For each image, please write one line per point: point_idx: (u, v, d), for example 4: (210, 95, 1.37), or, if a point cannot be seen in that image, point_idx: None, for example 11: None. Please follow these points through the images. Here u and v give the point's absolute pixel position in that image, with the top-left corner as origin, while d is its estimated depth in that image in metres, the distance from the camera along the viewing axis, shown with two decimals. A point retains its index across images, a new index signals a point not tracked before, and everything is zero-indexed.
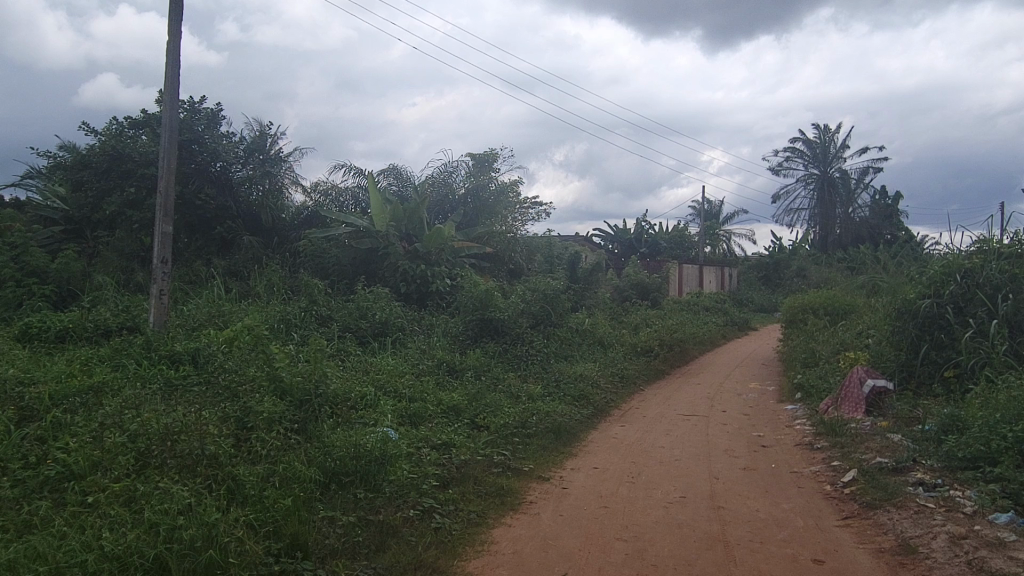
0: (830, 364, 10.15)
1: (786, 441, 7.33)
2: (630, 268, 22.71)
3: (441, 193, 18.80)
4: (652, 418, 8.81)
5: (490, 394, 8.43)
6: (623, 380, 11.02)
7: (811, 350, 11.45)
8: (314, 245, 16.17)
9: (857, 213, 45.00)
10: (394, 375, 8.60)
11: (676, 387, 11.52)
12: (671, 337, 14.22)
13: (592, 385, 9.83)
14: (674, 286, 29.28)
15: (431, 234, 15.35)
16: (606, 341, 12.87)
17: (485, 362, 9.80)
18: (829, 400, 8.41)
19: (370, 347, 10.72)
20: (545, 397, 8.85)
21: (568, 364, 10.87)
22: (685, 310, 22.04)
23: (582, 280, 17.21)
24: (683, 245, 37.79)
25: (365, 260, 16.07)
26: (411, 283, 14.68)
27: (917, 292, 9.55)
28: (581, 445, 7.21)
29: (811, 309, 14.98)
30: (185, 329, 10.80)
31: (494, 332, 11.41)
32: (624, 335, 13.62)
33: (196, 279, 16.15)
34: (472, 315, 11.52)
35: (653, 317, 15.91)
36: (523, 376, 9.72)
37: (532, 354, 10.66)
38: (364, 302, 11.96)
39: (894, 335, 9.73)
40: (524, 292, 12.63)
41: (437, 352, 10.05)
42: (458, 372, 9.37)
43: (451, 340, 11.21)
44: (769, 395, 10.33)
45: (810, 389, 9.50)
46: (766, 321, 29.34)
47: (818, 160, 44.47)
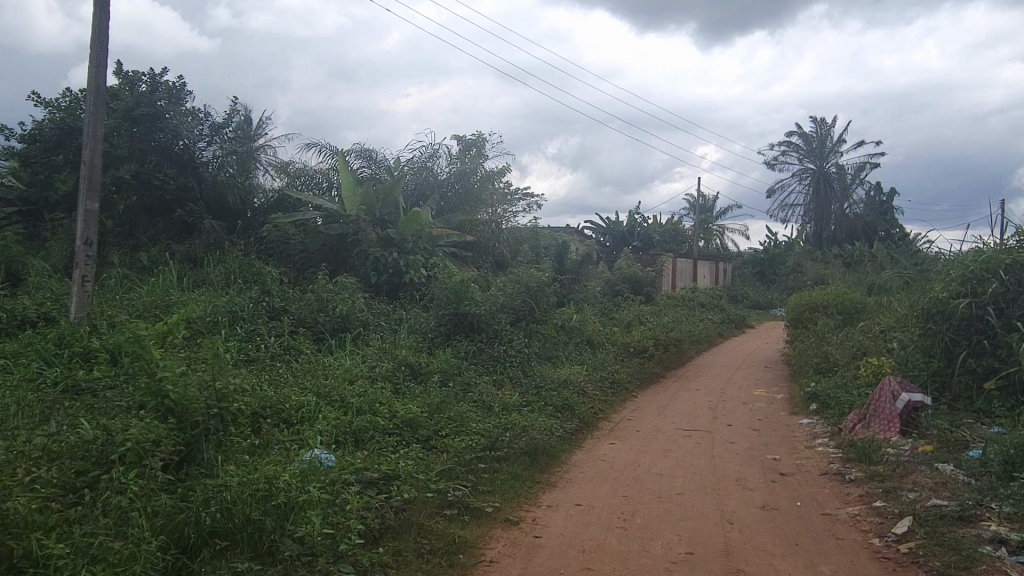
0: (849, 372, 8.93)
1: (809, 469, 6.08)
2: (622, 261, 21.48)
3: (420, 177, 17.27)
4: (646, 433, 7.54)
5: (457, 405, 7.15)
6: (614, 385, 9.77)
7: (824, 354, 10.23)
8: (280, 231, 14.83)
9: (854, 209, 43.93)
10: (346, 381, 7.30)
11: (673, 394, 10.26)
12: (666, 336, 12.98)
13: (578, 393, 8.58)
14: (668, 281, 28.10)
15: (406, 219, 13.99)
16: (595, 341, 11.64)
17: (455, 365, 8.51)
18: (855, 415, 7.16)
19: (327, 345, 9.40)
20: (522, 408, 7.59)
21: (552, 367, 9.60)
22: (680, 306, 20.84)
23: (571, 273, 15.95)
24: (677, 239, 36.62)
25: (335, 247, 14.72)
26: (383, 273, 13.38)
27: (950, 292, 8.37)
28: (561, 472, 5.93)
29: (818, 307, 13.79)
30: (115, 321, 9.47)
31: (469, 329, 10.14)
32: (616, 333, 12.38)
33: (149, 265, 14.78)
34: (445, 310, 10.24)
35: (647, 313, 14.67)
36: (500, 383, 8.43)
37: (511, 356, 9.39)
38: (325, 294, 10.64)
39: (924, 340, 8.52)
40: (504, 285, 11.37)
41: (402, 353, 8.76)
42: (423, 377, 8.09)
43: (422, 338, 9.93)
44: (778, 406, 9.11)
45: (829, 401, 8.27)
46: (762, 318, 28.23)
47: (815, 154, 43.44)
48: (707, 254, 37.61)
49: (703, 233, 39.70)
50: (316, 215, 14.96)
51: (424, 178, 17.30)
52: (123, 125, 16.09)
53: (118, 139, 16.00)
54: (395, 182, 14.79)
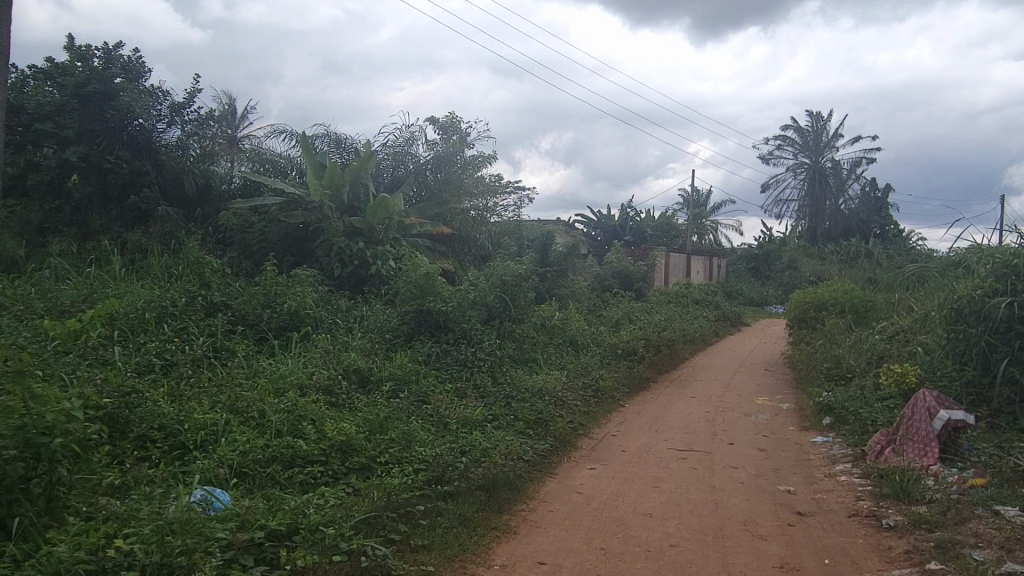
0: (868, 382, 7.77)
1: (832, 506, 4.93)
2: (611, 254, 20.31)
3: (394, 162, 16.02)
4: (633, 456, 6.36)
5: (407, 422, 5.95)
6: (597, 393, 8.58)
7: (836, 361, 9.07)
8: (237, 218, 13.57)
9: (849, 205, 42.94)
10: (275, 394, 6.09)
11: (666, 402, 9.10)
12: (658, 335, 11.80)
13: (555, 404, 7.39)
14: (660, 277, 26.96)
15: (374, 206, 12.76)
16: (579, 343, 10.45)
17: (413, 370, 7.31)
18: (881, 435, 6.00)
19: (271, 348, 8.16)
20: (487, 424, 6.39)
21: (528, 373, 8.39)
22: (673, 303, 19.68)
23: (555, 267, 14.77)
24: (670, 234, 35.51)
25: (298, 237, 13.48)
26: (347, 265, 12.12)
27: (984, 289, 7.19)
28: (525, 514, 4.75)
29: (821, 305, 12.66)
30: (23, 318, 8.20)
31: (434, 327, 8.91)
32: (604, 333, 11.18)
33: (94, 255, 13.49)
34: (408, 306, 9.02)
35: (638, 311, 13.51)
36: (465, 394, 7.23)
37: (480, 359, 8.15)
38: (274, 288, 9.39)
39: (955, 346, 7.37)
40: (476, 281, 10.18)
41: (353, 355, 7.53)
42: (373, 386, 6.89)
43: (380, 338, 8.71)
44: (786, 420, 7.95)
45: (849, 416, 7.10)
46: (759, 315, 27.12)
47: (810, 149, 42.35)
48: (701, 249, 36.52)
49: (697, 228, 38.58)
50: (277, 201, 13.69)
51: (398, 164, 16.06)
52: (70, 103, 14.77)
53: (64, 117, 14.68)
54: (363, 163, 13.52)
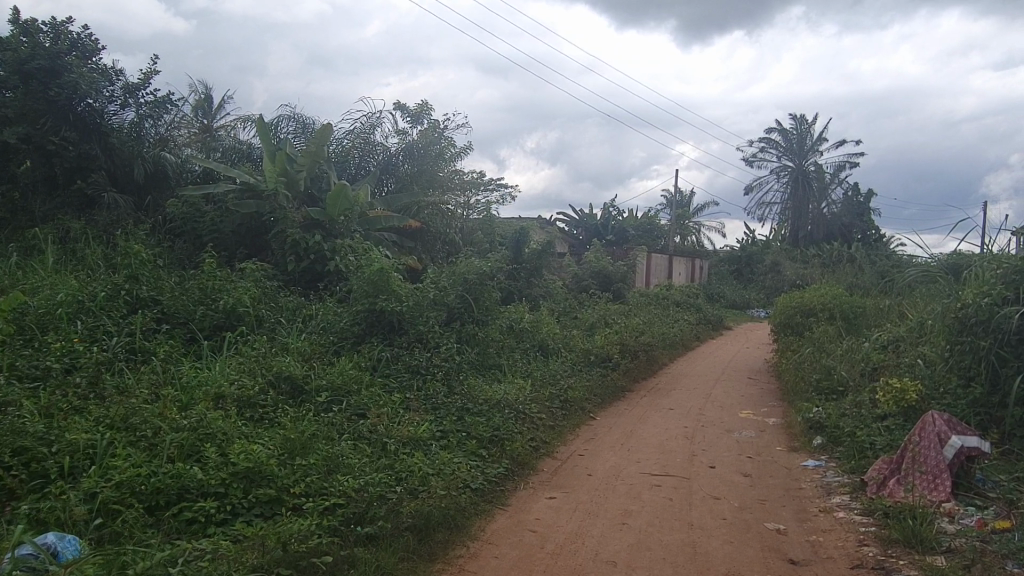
0: (863, 399, 7.03)
1: (830, 553, 4.16)
2: (590, 253, 19.54)
3: (360, 151, 15.13)
4: (599, 483, 5.57)
5: (337, 443, 5.11)
6: (566, 405, 7.76)
7: (827, 373, 8.33)
8: (188, 207, 12.59)
9: (831, 209, 42.62)
10: (184, 408, 5.21)
11: (641, 415, 8.33)
12: (635, 341, 11.00)
13: (516, 419, 6.57)
14: (641, 278, 26.25)
15: (335, 195, 11.85)
16: (550, 348, 9.63)
17: (356, 379, 6.46)
18: (883, 465, 5.25)
19: (200, 351, 7.25)
20: (433, 443, 5.55)
21: (489, 382, 7.56)
22: (653, 305, 18.95)
23: (528, 266, 13.95)
24: (653, 234, 34.83)
25: (253, 228, 12.54)
26: (303, 259, 11.20)
27: (992, 297, 6.46)
28: (464, 563, 3.94)
29: (807, 311, 11.95)
30: None
31: (387, 329, 8.05)
32: (578, 338, 10.36)
33: (30, 244, 12.43)
34: (360, 305, 8.14)
35: (616, 314, 12.71)
36: (413, 407, 6.39)
37: (435, 365, 7.30)
38: (212, 282, 8.46)
39: (959, 359, 6.65)
40: (438, 280, 9.33)
41: (289, 360, 6.66)
42: (306, 397, 6.03)
43: (327, 341, 7.83)
44: (772, 438, 7.19)
45: (845, 438, 6.34)
46: (740, 319, 26.50)
47: (794, 152, 41.86)
48: (684, 251, 35.88)
49: (679, 230, 37.94)
50: (231, 189, 12.73)
51: (365, 153, 15.21)
52: (10, 79, 13.66)
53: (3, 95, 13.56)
54: (320, 137, 12.57)
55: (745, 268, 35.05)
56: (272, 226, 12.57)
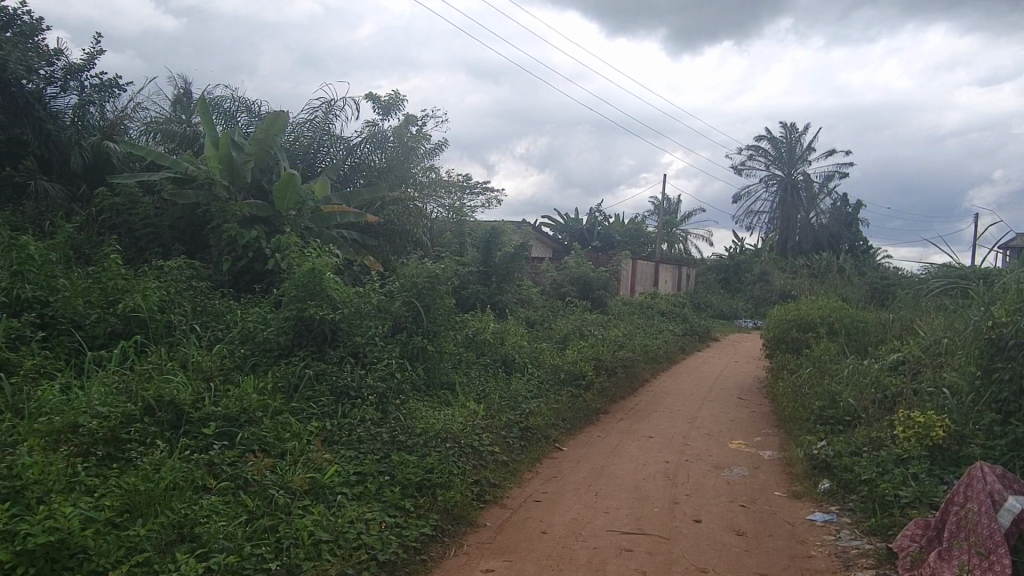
0: (878, 435, 5.88)
1: None
2: (571, 258, 18.35)
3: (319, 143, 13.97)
4: (554, 545, 4.37)
5: (206, 496, 3.88)
6: (526, 435, 6.56)
7: (832, 399, 7.18)
8: (119, 197, 11.27)
9: (820, 219, 41.80)
10: (5, 447, 3.97)
11: (616, 446, 7.17)
12: (613, 355, 9.81)
13: (459, 456, 5.36)
14: (626, 286, 25.19)
15: (282, 185, 10.57)
16: (515, 365, 8.43)
17: (260, 405, 5.23)
18: (915, 533, 4.10)
19: (82, 364, 5.98)
20: (343, 493, 4.34)
21: (434, 407, 6.35)
22: (636, 315, 17.81)
23: (499, 271, 12.74)
24: (639, 241, 33.81)
25: (192, 223, 11.33)
26: (241, 258, 9.94)
27: None
28: None
29: (804, 325, 10.80)
30: None
31: (319, 340, 6.81)
32: (548, 352, 9.15)
33: None
34: (287, 312, 6.89)
35: (595, 324, 11.54)
36: (331, 443, 5.18)
37: (369, 383, 6.09)
38: (114, 282, 7.16)
39: (996, 390, 5.50)
40: (386, 284, 8.11)
41: (182, 378, 5.42)
42: (189, 428, 4.78)
43: (244, 354, 6.59)
44: (769, 480, 6.03)
45: (861, 487, 5.19)
46: (728, 329, 25.48)
47: (783, 161, 40.92)
48: (670, 258, 34.85)
49: (666, 236, 36.93)
50: (170, 178, 11.43)
51: (321, 146, 14.04)
52: None
53: None
54: (274, 125, 11.44)
55: (732, 277, 34.12)
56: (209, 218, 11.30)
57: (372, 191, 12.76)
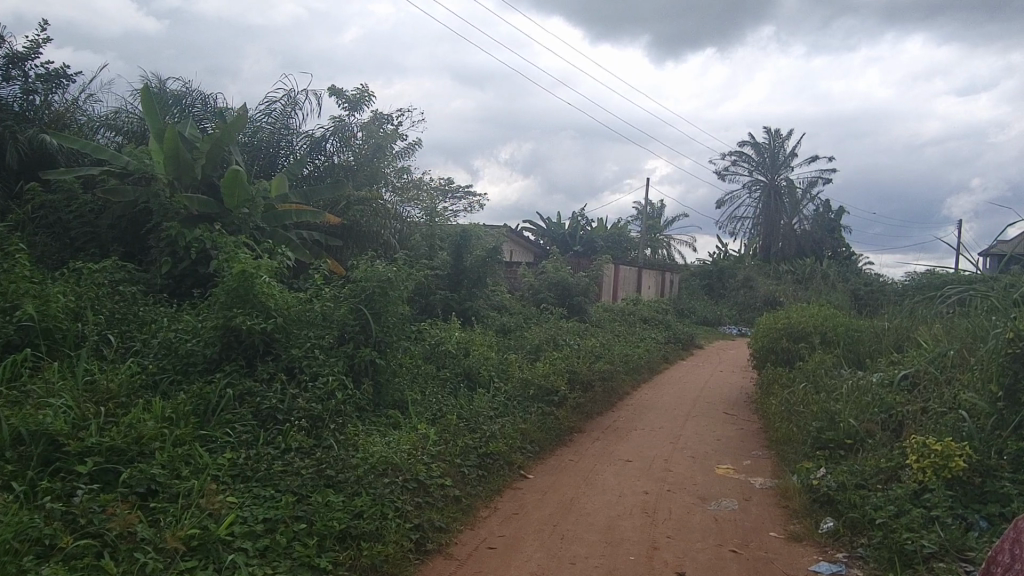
0: (889, 466, 5.11)
1: None
2: (549, 262, 17.54)
3: (278, 140, 13.22)
4: None
5: (51, 564, 3.01)
6: (486, 464, 5.73)
7: (832, 420, 6.40)
8: (53, 193, 10.28)
9: (803, 225, 41.40)
10: None
11: (590, 473, 6.35)
12: (590, 367, 9.00)
13: (401, 494, 4.52)
14: (608, 291, 24.47)
15: (228, 181, 9.64)
16: (480, 379, 7.58)
17: (158, 434, 4.35)
18: None
19: None
20: (242, 552, 3.49)
21: (379, 432, 5.50)
22: (617, 323, 17.06)
23: (470, 276, 11.89)
24: (622, 245, 33.14)
25: (134, 221, 10.29)
26: (182, 260, 9.02)
27: None
28: None
29: (796, 335, 10.04)
30: None
31: (249, 354, 5.93)
32: (518, 364, 8.31)
33: None
34: (214, 320, 5.99)
35: (572, 333, 10.70)
36: (244, 481, 4.31)
37: (300, 405, 5.23)
38: (15, 285, 6.21)
39: None
40: (335, 289, 7.23)
41: (68, 400, 4.51)
42: (61, 466, 3.88)
43: (161, 370, 5.69)
44: (763, 517, 5.24)
45: (873, 530, 4.41)
46: (712, 336, 24.82)
47: (766, 166, 40.46)
48: (654, 263, 34.20)
49: (650, 241, 36.29)
50: (109, 172, 10.47)
51: (280, 141, 13.26)
52: None
53: None
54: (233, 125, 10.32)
55: (716, 283, 33.54)
56: (149, 215, 10.20)
57: (333, 189, 11.86)
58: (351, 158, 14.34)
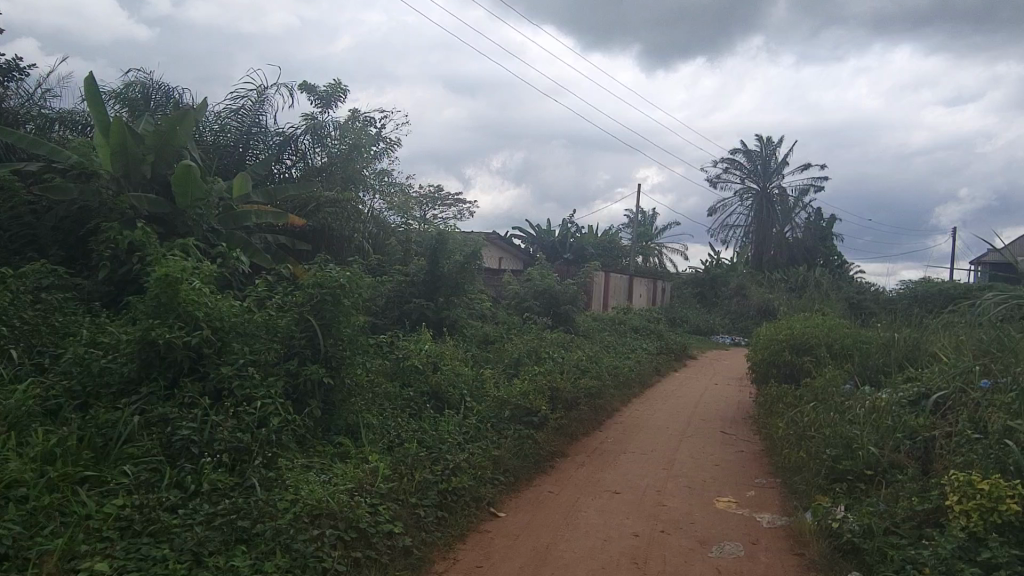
0: (925, 507, 4.30)
1: None
2: (534, 269, 16.70)
3: (245, 134, 12.32)
4: None
5: None
6: (448, 502, 4.88)
7: (850, 449, 5.58)
8: None
9: (796, 232, 40.80)
10: None
11: (570, 509, 5.50)
12: (574, 384, 8.16)
13: (334, 550, 3.66)
14: (598, 300, 23.68)
15: (179, 176, 8.69)
16: (450, 399, 6.71)
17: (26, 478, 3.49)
18: None
19: None
20: None
21: (320, 467, 4.64)
22: (606, 333, 16.23)
23: (447, 283, 11.03)
24: (613, 253, 32.39)
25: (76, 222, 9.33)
26: (123, 265, 8.13)
27: None
28: None
29: (800, 348, 9.22)
30: None
31: (171, 373, 5.07)
32: (495, 381, 7.46)
33: None
34: (132, 334, 5.12)
35: (558, 345, 9.86)
36: (133, 536, 3.45)
37: (221, 434, 4.37)
38: None
39: None
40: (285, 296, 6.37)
41: None
42: None
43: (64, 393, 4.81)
44: (775, 568, 4.40)
45: None
46: (704, 346, 24.04)
47: (758, 174, 39.73)
48: (645, 271, 33.44)
49: (641, 249, 35.54)
50: (52, 169, 9.56)
51: (249, 137, 12.42)
52: None
53: None
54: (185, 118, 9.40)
55: (708, 291, 32.83)
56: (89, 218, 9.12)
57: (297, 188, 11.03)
58: (323, 157, 13.51)
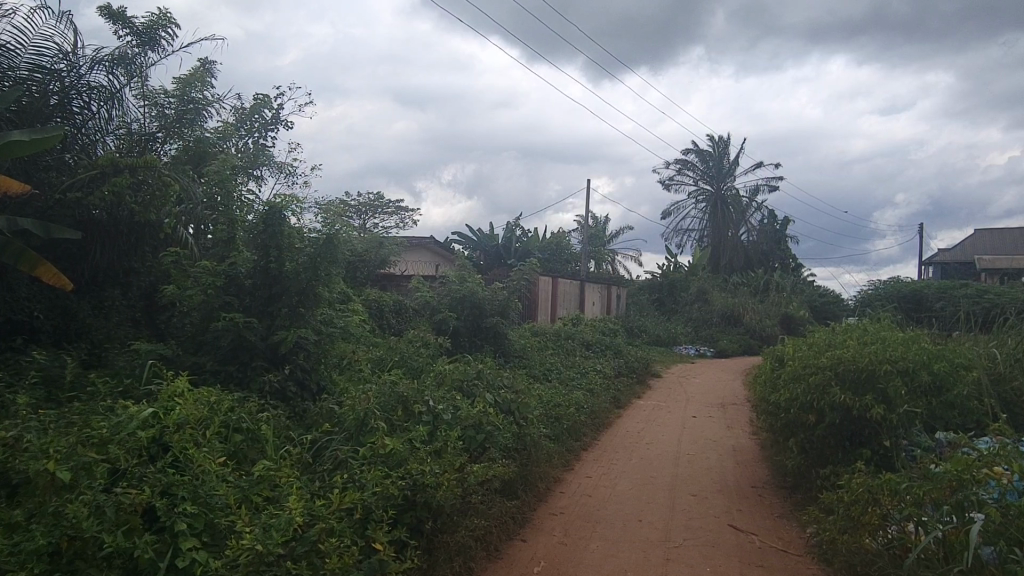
0: None
1: None
2: (451, 271, 12.79)
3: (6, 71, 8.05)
4: None
5: None
6: None
7: None
8: None
9: (754, 234, 37.89)
10: None
11: None
12: (465, 472, 4.28)
13: None
14: (544, 311, 19.95)
15: None
16: (133, 556, 2.75)
17: None
18: None
19: None
20: None
21: None
22: (548, 354, 12.41)
23: (287, 289, 7.01)
24: (561, 259, 28.78)
25: None
26: None
27: None
28: None
29: (858, 381, 5.40)
30: None
31: None
32: (289, 489, 3.48)
33: None
34: None
35: (454, 384, 5.94)
36: None
37: None
38: None
39: None
40: None
41: None
42: None
43: None
44: None
45: None
46: (670, 359, 20.49)
47: (710, 176, 36.62)
48: (600, 277, 29.96)
49: (594, 254, 32.07)
50: None
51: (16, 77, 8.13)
52: None
53: None
54: None
55: (668, 297, 29.54)
56: None
57: (25, 145, 6.70)
58: (121, 115, 9.31)
